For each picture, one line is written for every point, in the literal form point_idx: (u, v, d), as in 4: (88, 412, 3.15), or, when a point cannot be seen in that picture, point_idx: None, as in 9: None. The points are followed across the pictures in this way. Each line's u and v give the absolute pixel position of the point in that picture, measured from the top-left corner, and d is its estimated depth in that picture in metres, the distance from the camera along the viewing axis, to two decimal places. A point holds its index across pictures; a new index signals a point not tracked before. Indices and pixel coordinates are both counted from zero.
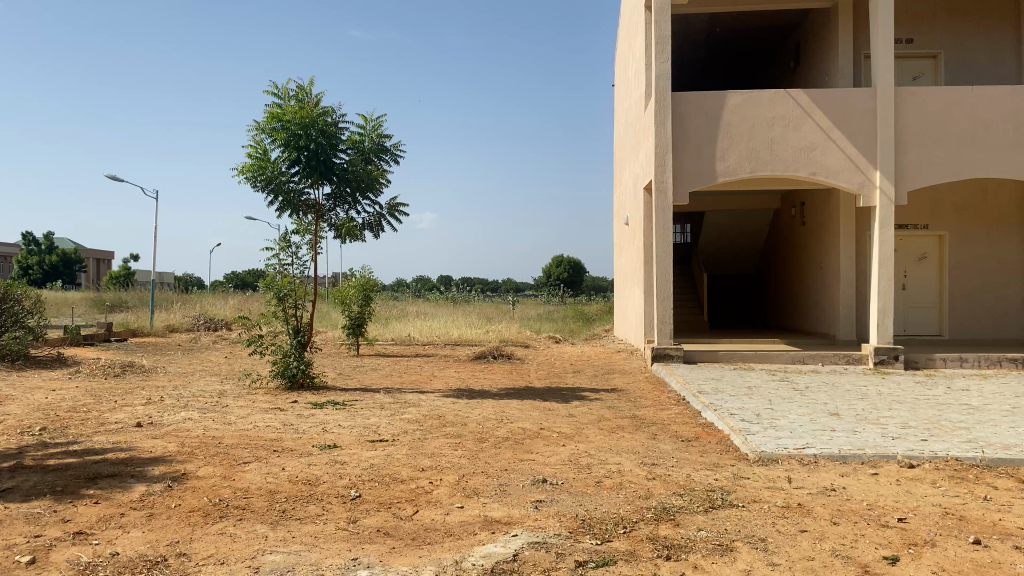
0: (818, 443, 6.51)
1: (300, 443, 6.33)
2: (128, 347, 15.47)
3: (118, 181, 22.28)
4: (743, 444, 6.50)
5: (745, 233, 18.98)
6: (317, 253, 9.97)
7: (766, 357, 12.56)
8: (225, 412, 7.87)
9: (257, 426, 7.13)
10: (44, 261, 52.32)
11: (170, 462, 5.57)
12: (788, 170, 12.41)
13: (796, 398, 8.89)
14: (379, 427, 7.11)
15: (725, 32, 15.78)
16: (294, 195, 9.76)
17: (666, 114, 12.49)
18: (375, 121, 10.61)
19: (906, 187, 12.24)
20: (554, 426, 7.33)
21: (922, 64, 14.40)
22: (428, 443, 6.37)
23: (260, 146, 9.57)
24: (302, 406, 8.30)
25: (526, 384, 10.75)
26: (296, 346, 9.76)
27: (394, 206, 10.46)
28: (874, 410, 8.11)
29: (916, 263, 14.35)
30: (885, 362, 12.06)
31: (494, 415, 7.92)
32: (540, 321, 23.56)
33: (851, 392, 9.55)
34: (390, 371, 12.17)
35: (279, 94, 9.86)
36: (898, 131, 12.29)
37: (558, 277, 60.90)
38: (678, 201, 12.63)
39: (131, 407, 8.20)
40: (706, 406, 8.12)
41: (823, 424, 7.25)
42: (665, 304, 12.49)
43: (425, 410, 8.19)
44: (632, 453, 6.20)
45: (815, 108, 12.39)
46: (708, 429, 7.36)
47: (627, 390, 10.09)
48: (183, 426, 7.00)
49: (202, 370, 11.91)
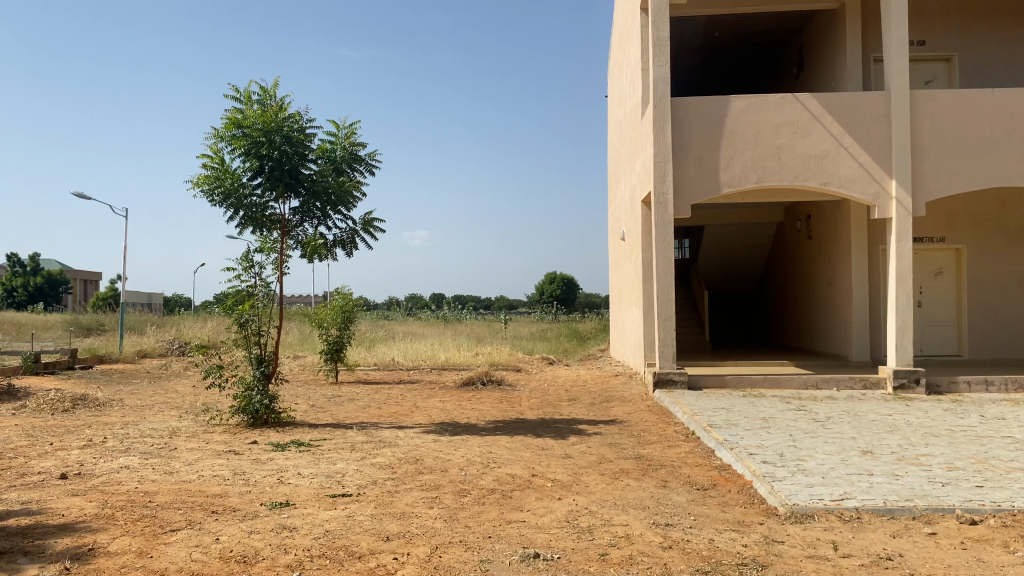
0: (857, 492, 5.53)
1: (247, 501, 5.33)
2: (91, 376, 14.41)
3: (82, 198, 19.19)
4: (770, 495, 5.53)
5: (747, 247, 18.09)
6: (283, 273, 9.04)
7: (777, 382, 11.60)
8: (170, 457, 6.85)
9: (203, 476, 6.11)
10: (28, 284, 50.83)
11: (79, 531, 4.55)
12: (797, 180, 11.52)
13: (819, 432, 7.90)
14: (344, 477, 6.12)
15: (724, 36, 14.99)
16: (257, 210, 8.81)
17: (665, 121, 11.61)
18: (349, 127, 9.60)
19: (925, 197, 11.34)
20: (549, 471, 6.35)
21: (935, 68, 13.55)
22: (400, 499, 5.37)
23: (216, 155, 8.58)
24: (261, 449, 7.28)
25: (518, 416, 9.74)
26: (259, 378, 8.77)
27: (369, 220, 9.46)
28: (911, 447, 7.14)
29: (932, 278, 13.45)
30: (905, 387, 11.13)
31: (479, 457, 6.92)
32: (522, 322, 33.01)
33: (877, 423, 8.57)
34: (369, 402, 11.11)
35: (239, 97, 8.87)
36: (914, 138, 11.41)
37: (552, 296, 59.76)
38: (678, 214, 11.71)
39: (63, 452, 7.15)
40: (720, 444, 7.15)
41: (858, 467, 6.28)
42: (666, 326, 11.54)
43: (401, 452, 7.18)
44: (642, 510, 5.20)
45: (825, 114, 11.53)
46: (726, 473, 6.38)
47: (629, 423, 9.09)
48: (114, 478, 5.98)
49: (162, 403, 10.86)
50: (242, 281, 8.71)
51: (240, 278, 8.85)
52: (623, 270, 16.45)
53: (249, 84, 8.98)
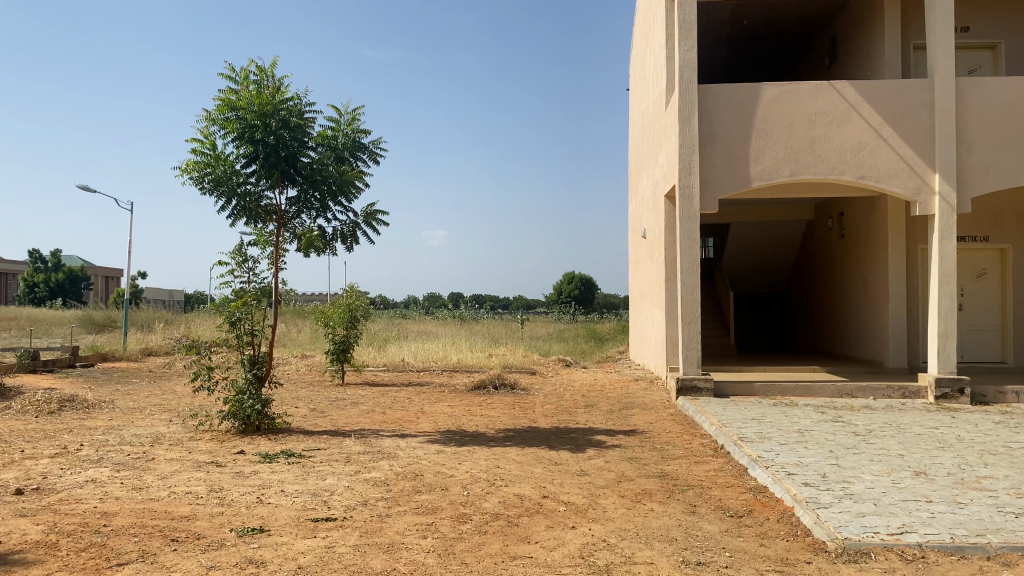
0: (918, 525, 4.78)
1: (216, 525, 4.67)
2: (90, 374, 13.84)
3: (91, 190, 19.59)
4: (816, 526, 4.79)
5: (774, 246, 17.30)
6: (279, 269, 8.41)
7: (809, 390, 10.88)
8: (146, 469, 6.22)
9: (175, 493, 5.47)
10: (50, 281, 50.69)
11: (10, 565, 3.89)
12: (832, 174, 10.74)
13: (862, 448, 7.15)
14: (333, 495, 5.46)
15: (752, 23, 14.23)
16: (251, 200, 8.14)
17: (692, 110, 10.88)
18: (351, 112, 8.94)
19: (971, 192, 10.51)
20: (562, 492, 5.64)
21: (980, 56, 12.70)
22: (391, 526, 4.70)
23: (206, 139, 7.93)
24: (247, 460, 6.63)
25: (530, 424, 9.06)
26: (251, 381, 8.13)
27: (371, 212, 8.80)
28: (969, 468, 6.36)
29: (975, 279, 12.61)
30: (947, 397, 10.35)
31: (484, 473, 6.23)
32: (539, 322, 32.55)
33: (926, 438, 7.78)
34: (373, 406, 10.44)
35: (233, 77, 8.22)
36: (960, 130, 10.58)
37: (569, 295, 59.01)
38: (704, 210, 10.98)
39: (30, 462, 6.52)
40: (753, 462, 6.43)
41: (914, 492, 5.53)
42: (690, 328, 10.81)
43: (399, 466, 6.51)
44: (669, 543, 4.49)
45: (863, 103, 10.74)
46: (763, 497, 5.66)
47: (652, 434, 8.36)
48: (75, 494, 5.34)
49: (154, 405, 10.23)
50: (235, 277, 8.06)
51: (232, 274, 8.22)
52: (645, 268, 15.74)
53: (244, 63, 8.32)
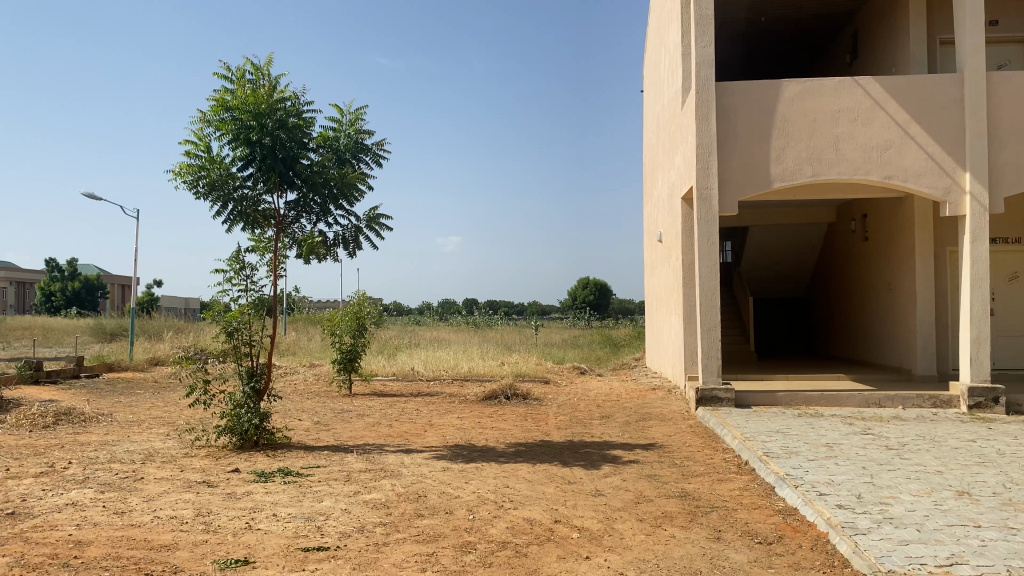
0: (969, 555, 4.32)
1: (196, 556, 4.29)
2: (93, 386, 13.51)
3: (98, 199, 18.14)
4: (856, 556, 4.34)
5: (794, 250, 16.83)
6: (278, 276, 8.05)
7: (835, 399, 10.40)
8: (132, 490, 5.84)
9: (158, 517, 5.08)
10: (66, 290, 50.73)
11: None
12: (857, 174, 10.26)
13: (897, 464, 6.68)
14: (327, 520, 5.07)
15: (770, 20, 13.82)
16: (248, 204, 7.80)
17: (709, 108, 10.45)
18: (354, 112, 8.59)
19: (1004, 192, 10.00)
20: (575, 516, 5.21)
21: (1008, 51, 12.21)
22: (388, 557, 4.29)
23: (200, 140, 7.59)
24: (240, 480, 6.26)
25: (542, 438, 8.65)
26: (249, 394, 7.76)
27: (373, 216, 8.43)
28: (1015, 487, 5.88)
29: (1007, 283, 12.07)
30: (981, 406, 9.84)
31: (492, 494, 5.81)
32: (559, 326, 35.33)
33: (965, 453, 7.28)
34: (379, 418, 10.05)
35: (228, 75, 7.87)
36: (990, 126, 10.09)
37: (584, 301, 58.48)
38: (723, 212, 10.53)
39: (12, 482, 6.16)
40: (782, 481, 5.98)
41: (961, 515, 5.06)
42: (710, 335, 10.34)
43: (401, 486, 6.10)
44: None
45: (889, 99, 10.27)
46: (793, 520, 5.21)
47: (670, 448, 7.91)
48: (51, 520, 4.96)
49: (154, 419, 9.88)
50: (233, 286, 7.71)
51: (229, 282, 7.86)
52: (661, 274, 15.30)
53: (241, 62, 7.98)
